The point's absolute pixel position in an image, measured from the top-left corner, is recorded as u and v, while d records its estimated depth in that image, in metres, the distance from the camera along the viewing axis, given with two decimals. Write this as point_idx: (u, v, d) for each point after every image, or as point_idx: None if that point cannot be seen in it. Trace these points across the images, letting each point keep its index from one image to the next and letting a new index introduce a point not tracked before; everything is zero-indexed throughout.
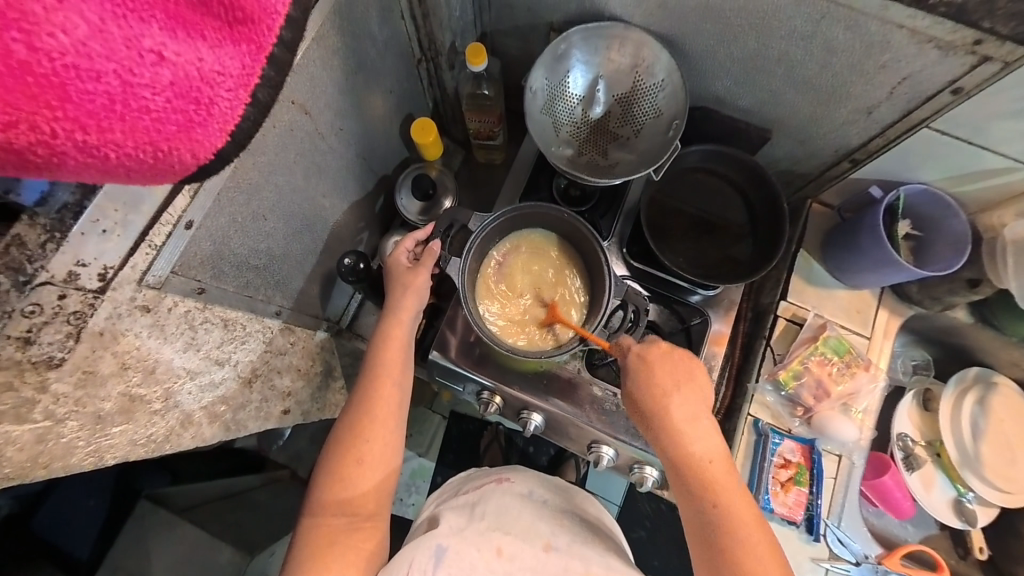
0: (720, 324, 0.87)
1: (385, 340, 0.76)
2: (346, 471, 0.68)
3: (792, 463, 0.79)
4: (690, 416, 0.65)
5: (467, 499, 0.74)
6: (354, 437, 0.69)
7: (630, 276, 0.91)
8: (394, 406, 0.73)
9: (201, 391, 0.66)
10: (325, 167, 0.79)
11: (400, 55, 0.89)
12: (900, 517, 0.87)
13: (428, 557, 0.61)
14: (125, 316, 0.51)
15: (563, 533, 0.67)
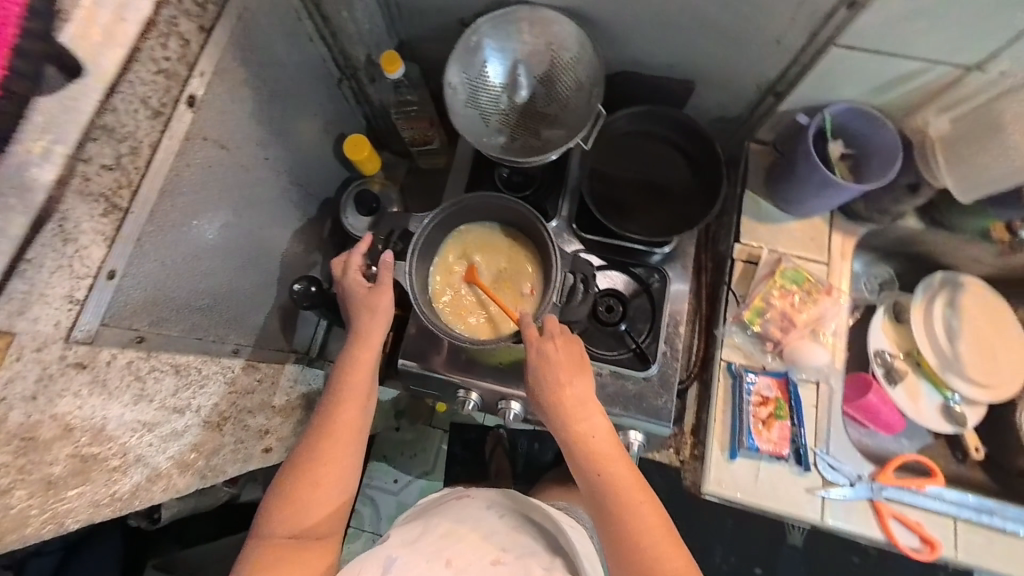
0: (680, 279, 0.88)
1: (351, 365, 0.75)
2: (300, 500, 0.67)
3: (770, 399, 0.79)
4: (581, 402, 0.70)
5: (426, 517, 0.78)
6: (310, 463, 0.69)
7: (585, 250, 0.92)
8: (355, 431, 0.73)
9: (166, 442, 0.65)
10: (258, 199, 0.78)
11: (318, 79, 0.88)
12: (891, 432, 0.88)
13: (378, 567, 0.67)
14: (58, 376, 0.50)
15: (516, 547, 0.71)
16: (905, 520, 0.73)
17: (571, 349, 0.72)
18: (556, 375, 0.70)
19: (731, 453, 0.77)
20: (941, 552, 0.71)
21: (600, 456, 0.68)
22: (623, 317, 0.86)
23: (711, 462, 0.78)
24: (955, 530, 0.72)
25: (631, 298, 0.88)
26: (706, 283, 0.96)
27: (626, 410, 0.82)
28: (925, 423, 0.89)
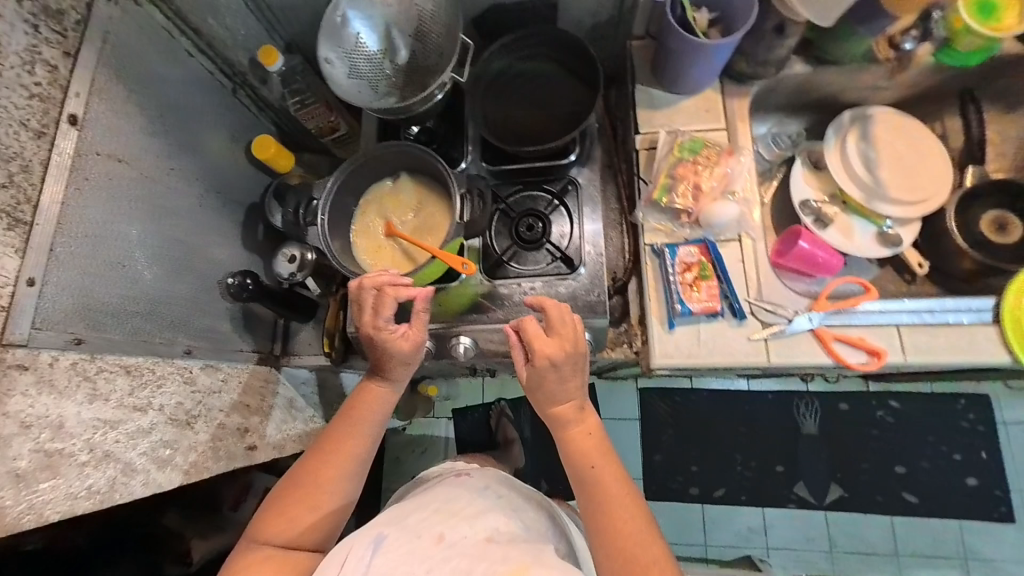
0: (591, 182, 0.91)
1: (371, 400, 0.78)
2: (305, 517, 0.72)
3: (694, 264, 0.80)
4: (577, 404, 0.75)
5: (417, 501, 0.79)
6: (317, 482, 0.73)
7: (500, 181, 0.94)
8: (360, 461, 0.76)
9: (134, 439, 0.69)
10: (177, 208, 0.81)
11: (207, 91, 0.90)
12: (834, 273, 0.78)
13: (366, 545, 0.65)
14: (3, 377, 0.55)
15: (510, 529, 0.72)
16: (848, 340, 0.74)
17: (568, 357, 0.72)
18: (550, 382, 0.73)
19: (670, 323, 0.79)
20: (888, 360, 0.73)
21: (593, 449, 0.72)
22: (545, 231, 0.88)
23: (653, 338, 0.79)
24: (899, 337, 0.74)
25: (550, 212, 0.90)
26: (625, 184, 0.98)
27: (567, 311, 0.84)
28: (866, 255, 0.89)
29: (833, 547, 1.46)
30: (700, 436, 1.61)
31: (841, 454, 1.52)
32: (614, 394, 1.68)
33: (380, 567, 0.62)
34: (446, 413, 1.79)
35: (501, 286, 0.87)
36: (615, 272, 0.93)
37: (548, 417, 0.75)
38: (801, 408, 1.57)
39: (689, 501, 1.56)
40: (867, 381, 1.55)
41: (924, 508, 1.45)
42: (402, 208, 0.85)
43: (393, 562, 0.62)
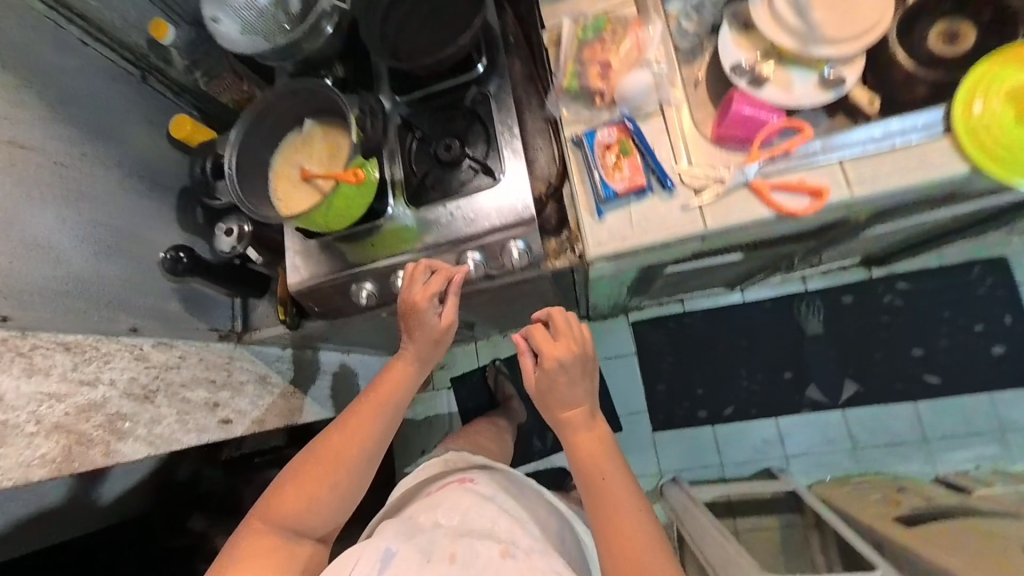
0: (502, 91, 0.85)
1: (394, 389, 0.78)
2: (321, 500, 0.72)
3: (614, 143, 0.75)
4: (586, 413, 0.75)
5: (426, 512, 0.81)
6: (336, 466, 0.73)
7: (411, 113, 0.87)
8: (376, 448, 0.76)
9: (86, 412, 0.70)
10: (98, 193, 0.81)
11: (113, 80, 0.87)
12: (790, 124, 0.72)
13: (375, 558, 0.67)
14: None
15: (524, 541, 0.73)
16: (786, 185, 0.69)
17: (570, 364, 0.75)
18: (558, 389, 0.75)
19: (598, 211, 0.74)
20: (832, 197, 0.67)
21: (604, 456, 0.72)
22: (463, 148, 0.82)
23: (584, 230, 0.75)
24: (843, 172, 0.68)
25: (466, 129, 0.85)
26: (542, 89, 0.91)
27: (496, 222, 0.80)
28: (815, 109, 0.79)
29: (856, 445, 1.41)
30: (702, 358, 1.57)
31: (851, 349, 1.47)
32: (607, 332, 1.66)
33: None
34: (445, 382, 1.78)
35: (427, 210, 0.82)
36: (548, 180, 0.87)
37: (557, 421, 0.76)
38: (802, 308, 1.51)
39: (699, 425, 1.53)
40: (868, 268, 1.49)
41: (949, 387, 1.39)
42: (312, 148, 0.80)
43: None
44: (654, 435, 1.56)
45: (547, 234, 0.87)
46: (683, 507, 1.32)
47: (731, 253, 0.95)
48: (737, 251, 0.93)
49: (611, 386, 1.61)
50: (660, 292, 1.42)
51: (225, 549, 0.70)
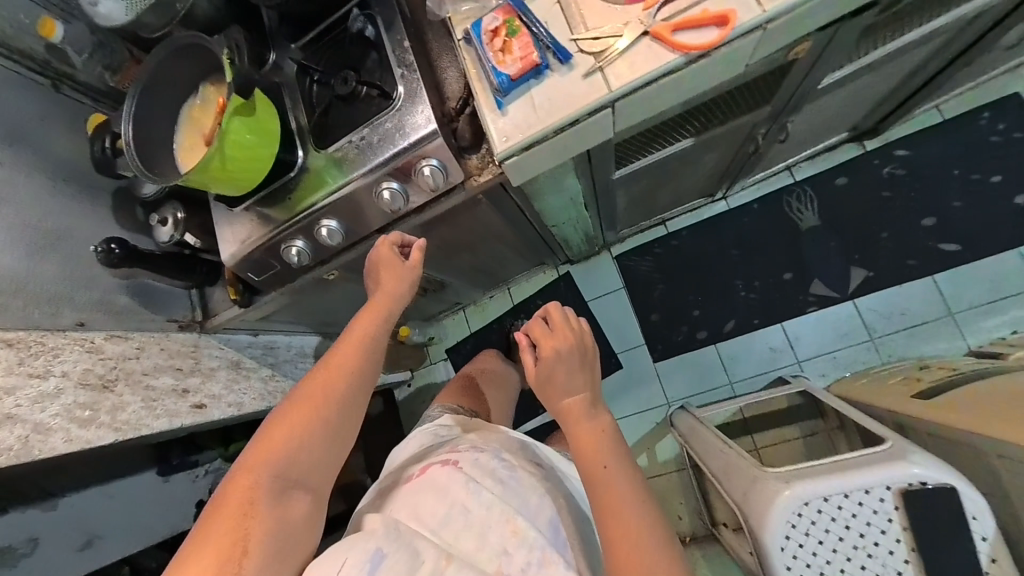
0: (390, 10, 0.78)
1: (372, 320, 0.70)
2: (309, 443, 0.61)
3: (500, 26, 0.69)
4: (590, 402, 0.68)
5: (405, 505, 0.68)
6: (322, 403, 0.62)
7: (306, 56, 0.83)
8: (364, 381, 0.67)
9: (40, 402, 0.71)
10: (23, 197, 0.80)
11: (23, 90, 0.84)
12: None
13: (361, 556, 0.55)
14: None
15: (520, 544, 0.62)
16: (689, 22, 0.62)
17: (571, 357, 0.70)
18: (559, 380, 0.69)
19: (499, 105, 0.69)
20: (740, 21, 0.60)
21: (604, 448, 0.65)
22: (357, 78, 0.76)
23: (488, 127, 0.70)
24: None
25: (361, 60, 0.80)
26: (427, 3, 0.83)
27: (401, 141, 0.75)
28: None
29: (872, 334, 1.35)
30: (695, 277, 1.51)
31: (853, 234, 1.38)
32: (591, 272, 1.61)
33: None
34: (441, 355, 1.77)
35: (335, 149, 0.78)
36: (457, 96, 0.80)
37: (557, 413, 0.69)
38: (795, 201, 1.43)
39: (699, 346, 1.48)
40: (862, 142, 1.40)
41: (970, 253, 1.30)
42: (207, 109, 0.78)
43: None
44: (656, 365, 1.52)
45: (464, 151, 0.81)
46: (689, 429, 1.28)
47: (681, 139, 0.93)
48: (685, 134, 0.92)
49: (603, 325, 1.57)
50: (631, 216, 1.37)
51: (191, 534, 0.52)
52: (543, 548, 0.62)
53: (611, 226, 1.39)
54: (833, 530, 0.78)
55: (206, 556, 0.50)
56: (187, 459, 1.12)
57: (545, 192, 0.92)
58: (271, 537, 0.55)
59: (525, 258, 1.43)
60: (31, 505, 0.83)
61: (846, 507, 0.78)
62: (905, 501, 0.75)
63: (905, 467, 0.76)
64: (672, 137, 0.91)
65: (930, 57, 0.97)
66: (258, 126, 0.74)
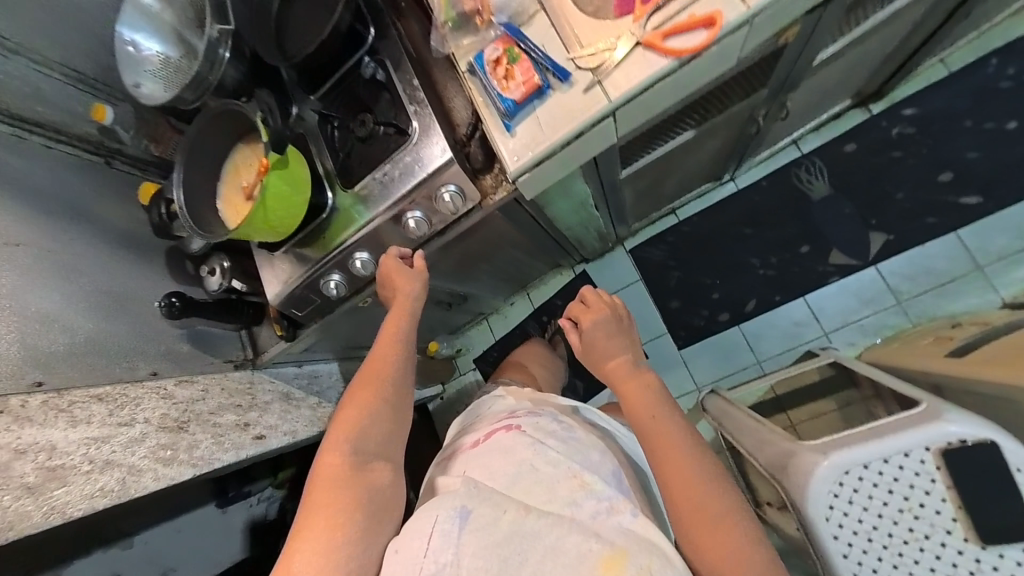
0: (395, 53, 0.83)
1: (401, 316, 0.80)
2: (372, 423, 0.70)
3: (501, 55, 0.73)
4: (631, 359, 0.75)
5: (478, 466, 0.73)
6: (375, 387, 0.72)
7: (323, 105, 0.90)
8: (406, 364, 0.77)
9: (130, 446, 0.79)
10: (92, 267, 0.89)
11: (83, 170, 0.94)
12: None
13: (448, 518, 0.59)
14: None
15: (589, 494, 0.64)
16: (678, 27, 0.65)
17: (609, 323, 0.78)
18: (602, 344, 0.77)
19: (507, 127, 0.74)
20: (727, 19, 0.63)
21: (649, 399, 0.70)
22: (374, 120, 0.83)
23: (498, 149, 0.75)
24: None
25: (375, 101, 0.86)
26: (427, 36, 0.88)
27: (418, 173, 0.81)
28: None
29: (899, 298, 1.34)
30: (710, 260, 1.52)
31: (867, 198, 1.38)
32: (607, 267, 1.64)
33: (471, 544, 0.57)
34: (470, 364, 1.83)
35: (360, 186, 0.85)
36: (466, 122, 0.86)
37: (603, 374, 0.76)
38: (805, 173, 1.44)
39: (723, 328, 1.50)
40: (868, 106, 1.39)
41: (993, 203, 1.28)
42: (244, 165, 0.85)
43: (484, 542, 0.57)
44: (681, 351, 1.54)
45: (479, 173, 0.86)
46: (720, 410, 1.31)
47: (684, 131, 0.96)
48: (688, 126, 0.94)
49: None
50: (640, 209, 1.40)
51: (300, 514, 0.61)
52: (611, 497, 0.64)
53: (621, 221, 1.41)
54: (876, 496, 0.80)
55: (315, 526, 0.59)
56: (241, 491, 1.21)
57: (556, 200, 0.96)
58: (363, 504, 0.63)
59: (541, 262, 1.48)
60: (112, 544, 0.90)
61: (886, 472, 0.79)
62: (946, 461, 0.76)
63: (941, 425, 0.77)
64: (676, 130, 0.94)
65: (926, 15, 0.97)
66: (291, 175, 0.80)
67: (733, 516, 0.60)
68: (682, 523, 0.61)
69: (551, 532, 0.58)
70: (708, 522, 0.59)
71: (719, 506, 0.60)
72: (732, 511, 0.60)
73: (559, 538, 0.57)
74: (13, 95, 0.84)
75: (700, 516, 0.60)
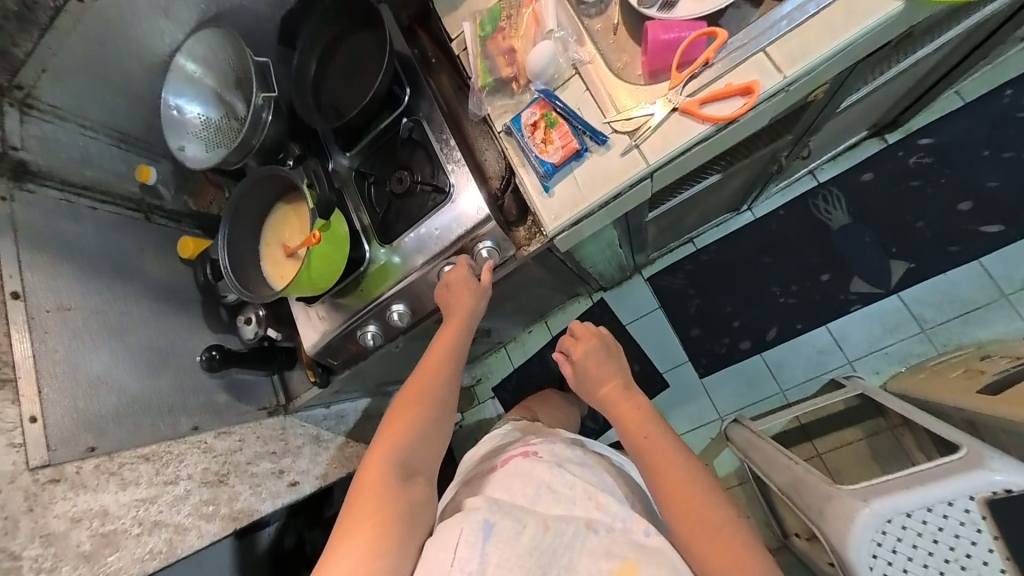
0: (429, 112, 0.86)
1: (455, 329, 0.80)
2: (419, 436, 0.70)
3: (539, 120, 0.76)
4: (623, 385, 0.78)
5: (498, 487, 0.70)
6: (422, 402, 0.72)
7: (359, 161, 0.93)
8: (452, 380, 0.77)
9: (175, 505, 0.86)
10: (134, 324, 0.95)
11: (124, 227, 1.01)
12: (709, 30, 0.69)
13: (473, 528, 0.58)
14: (41, 490, 0.73)
15: (604, 514, 0.65)
16: (714, 95, 0.67)
17: (598, 353, 0.82)
18: (594, 372, 0.80)
19: (545, 188, 0.76)
20: (764, 89, 0.65)
21: (643, 420, 0.71)
22: (411, 177, 0.86)
23: (537, 210, 0.76)
24: (769, 59, 0.66)
25: (410, 157, 0.88)
26: (458, 91, 0.91)
27: (457, 228, 0.83)
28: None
29: (923, 326, 1.34)
30: (730, 288, 1.53)
31: (889, 227, 1.38)
32: (626, 296, 1.65)
33: (496, 557, 0.56)
34: (488, 393, 1.82)
35: (397, 242, 0.87)
36: (498, 174, 0.87)
37: (597, 401, 0.78)
38: (823, 203, 1.45)
39: (744, 356, 1.50)
40: (884, 136, 1.40)
41: (1015, 231, 1.29)
42: (283, 222, 0.89)
43: (507, 555, 0.57)
44: (702, 379, 1.54)
45: (513, 225, 0.86)
46: (747, 442, 1.26)
47: (710, 175, 0.96)
48: (714, 170, 0.95)
49: (645, 346, 1.60)
50: (661, 240, 1.40)
51: (340, 524, 0.60)
52: (625, 517, 0.65)
53: (641, 252, 1.41)
54: (921, 545, 0.80)
55: (360, 535, 0.57)
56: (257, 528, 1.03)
57: (585, 246, 0.97)
58: (404, 514, 0.61)
59: (560, 294, 1.48)
60: None
61: (931, 521, 0.79)
62: (991, 509, 0.76)
63: (986, 474, 0.76)
64: (702, 174, 0.94)
65: (950, 54, 0.97)
66: (334, 235, 0.83)
67: (734, 529, 0.60)
68: (685, 541, 0.60)
69: (570, 552, 0.59)
70: (709, 535, 0.59)
71: (722, 522, 0.60)
72: (735, 528, 0.60)
73: (574, 560, 0.58)
74: (64, 163, 0.92)
75: (704, 532, 0.59)
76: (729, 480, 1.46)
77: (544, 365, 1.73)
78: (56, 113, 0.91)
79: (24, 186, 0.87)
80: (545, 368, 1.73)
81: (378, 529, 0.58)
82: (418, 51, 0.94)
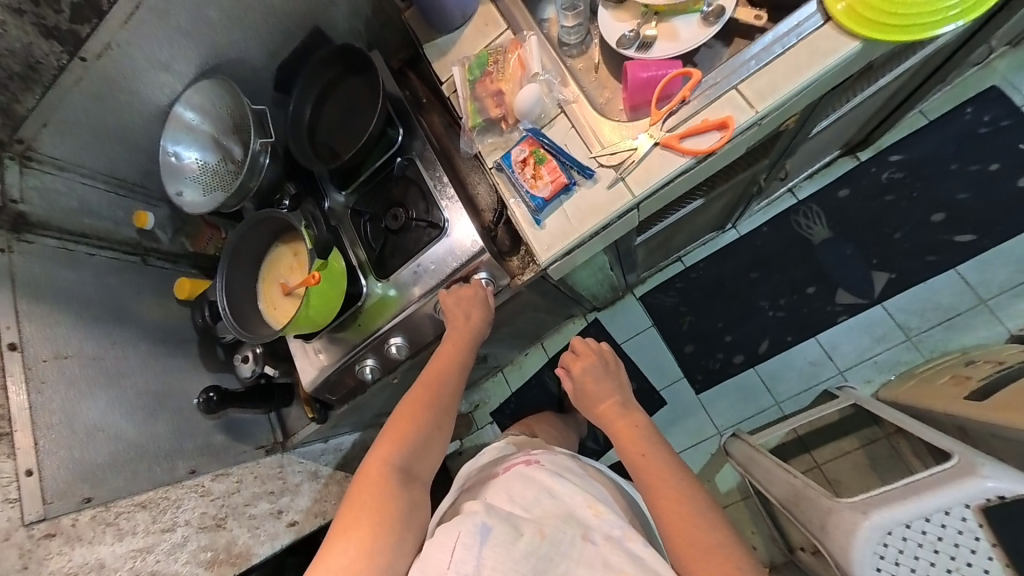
0: (421, 151, 0.90)
1: (461, 344, 0.81)
2: (424, 441, 0.71)
3: (527, 156, 0.79)
4: (621, 403, 0.79)
5: (498, 490, 0.71)
6: (431, 407, 0.74)
7: (354, 199, 0.96)
8: (458, 386, 0.79)
9: (173, 553, 0.86)
10: (131, 368, 0.95)
11: (122, 272, 1.03)
12: (683, 70, 0.74)
13: (469, 533, 0.58)
14: (36, 545, 0.74)
15: (602, 522, 0.65)
16: (692, 129, 0.71)
17: (596, 370, 0.83)
18: (592, 390, 0.81)
19: (536, 221, 0.78)
20: (737, 124, 0.70)
21: (639, 438, 0.73)
22: (405, 214, 0.89)
23: (530, 241, 0.78)
24: (741, 96, 0.70)
25: (404, 193, 0.92)
26: (448, 130, 0.96)
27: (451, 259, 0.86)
28: (715, 39, 0.78)
29: (909, 334, 1.38)
30: (720, 303, 1.56)
31: (866, 240, 1.44)
32: (620, 315, 1.66)
33: (491, 562, 0.56)
34: (487, 418, 1.81)
35: (395, 277, 0.88)
36: (491, 207, 0.90)
37: (597, 419, 0.80)
38: (803, 219, 1.50)
39: (739, 371, 1.52)
40: (857, 154, 1.47)
41: (987, 239, 1.34)
42: (280, 261, 0.91)
43: (505, 559, 0.57)
44: (698, 396, 1.55)
45: (506, 255, 0.88)
46: (746, 457, 1.26)
47: (693, 201, 1.01)
48: (697, 196, 1.00)
49: (642, 365, 1.62)
50: (651, 260, 1.43)
51: (338, 520, 0.61)
52: (622, 526, 0.65)
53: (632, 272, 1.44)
54: (923, 556, 0.80)
55: (357, 534, 0.59)
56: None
57: (578, 272, 0.99)
58: (403, 517, 0.62)
59: (555, 316, 1.50)
60: None
61: (930, 530, 0.80)
62: (987, 516, 0.78)
63: (979, 481, 0.77)
64: (687, 200, 0.99)
65: (909, 80, 1.04)
66: (332, 272, 0.86)
67: (728, 549, 0.60)
68: (679, 561, 0.61)
69: (564, 561, 0.59)
70: (702, 557, 0.59)
71: (715, 543, 0.60)
72: (728, 550, 0.59)
73: (570, 567, 0.59)
74: (64, 213, 0.94)
75: (697, 551, 0.60)
76: (729, 496, 1.46)
77: (541, 387, 1.74)
78: (55, 164, 0.92)
79: (23, 237, 0.89)
80: (542, 390, 1.73)
81: (376, 529, 0.59)
82: (410, 93, 1.01)
